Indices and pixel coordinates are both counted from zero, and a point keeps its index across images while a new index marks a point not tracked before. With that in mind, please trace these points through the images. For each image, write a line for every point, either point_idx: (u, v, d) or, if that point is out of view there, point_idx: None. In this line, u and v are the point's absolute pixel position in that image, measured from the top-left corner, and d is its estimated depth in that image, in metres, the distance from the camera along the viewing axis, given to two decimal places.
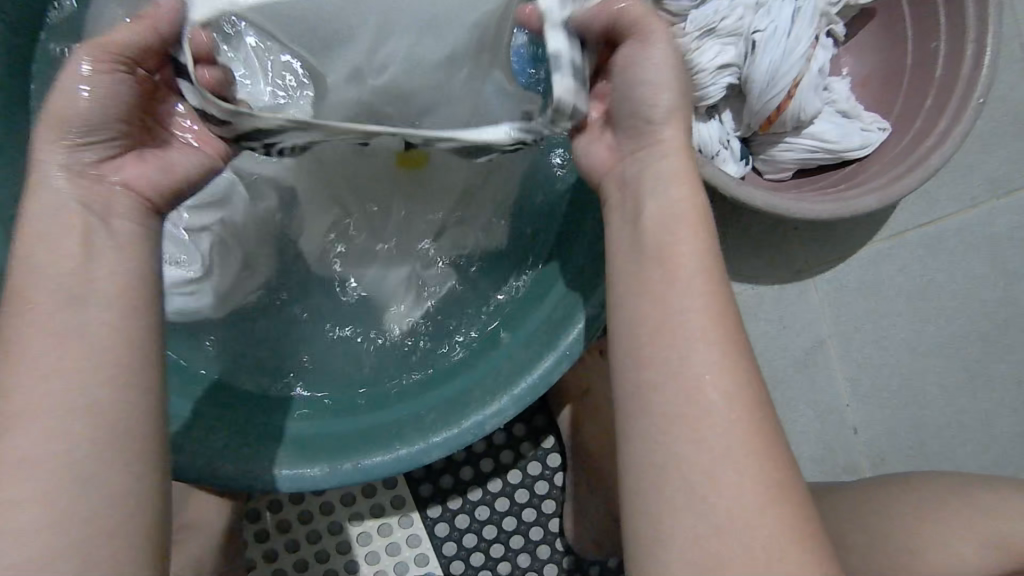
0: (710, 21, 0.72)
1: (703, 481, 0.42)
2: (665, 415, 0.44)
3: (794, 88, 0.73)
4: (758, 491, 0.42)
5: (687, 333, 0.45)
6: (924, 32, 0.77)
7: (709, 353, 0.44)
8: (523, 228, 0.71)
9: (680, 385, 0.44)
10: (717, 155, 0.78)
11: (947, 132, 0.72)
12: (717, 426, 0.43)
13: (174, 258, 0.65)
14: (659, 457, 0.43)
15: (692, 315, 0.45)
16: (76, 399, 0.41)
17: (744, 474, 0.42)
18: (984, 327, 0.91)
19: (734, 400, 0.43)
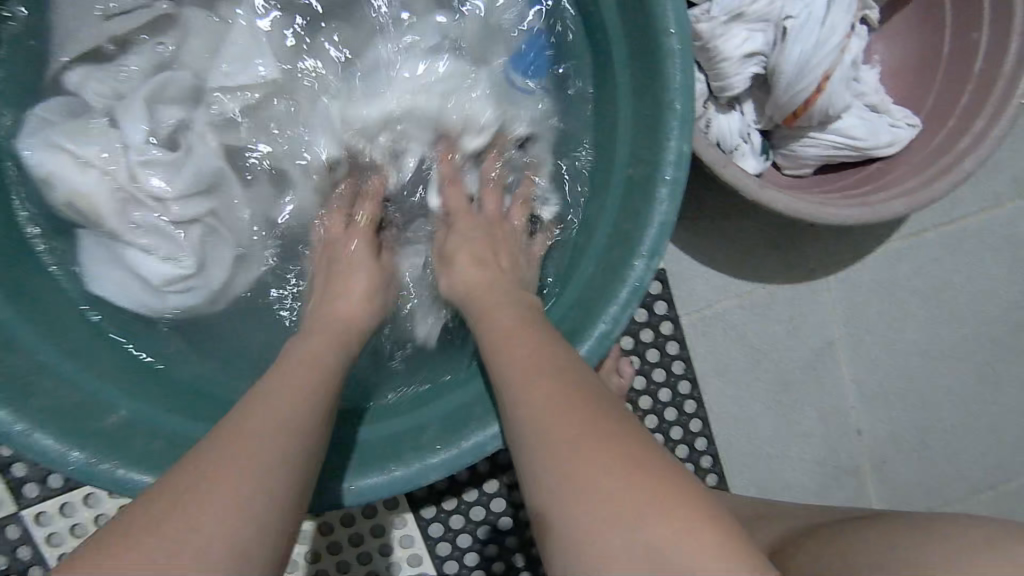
0: (738, 4, 0.66)
1: (623, 532, 0.35)
2: (555, 482, 0.38)
3: (824, 80, 0.68)
4: (681, 519, 0.35)
5: (532, 397, 0.43)
6: (965, 20, 0.71)
7: (527, 375, 0.44)
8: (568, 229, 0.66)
9: (547, 445, 0.40)
10: (736, 150, 0.73)
11: (983, 134, 0.67)
12: (555, 424, 0.40)
13: (162, 254, 0.62)
14: (571, 527, 0.36)
15: (531, 376, 0.45)
16: (297, 447, 0.41)
17: (600, 454, 0.38)
18: (997, 330, 0.88)
19: (597, 425, 0.40)
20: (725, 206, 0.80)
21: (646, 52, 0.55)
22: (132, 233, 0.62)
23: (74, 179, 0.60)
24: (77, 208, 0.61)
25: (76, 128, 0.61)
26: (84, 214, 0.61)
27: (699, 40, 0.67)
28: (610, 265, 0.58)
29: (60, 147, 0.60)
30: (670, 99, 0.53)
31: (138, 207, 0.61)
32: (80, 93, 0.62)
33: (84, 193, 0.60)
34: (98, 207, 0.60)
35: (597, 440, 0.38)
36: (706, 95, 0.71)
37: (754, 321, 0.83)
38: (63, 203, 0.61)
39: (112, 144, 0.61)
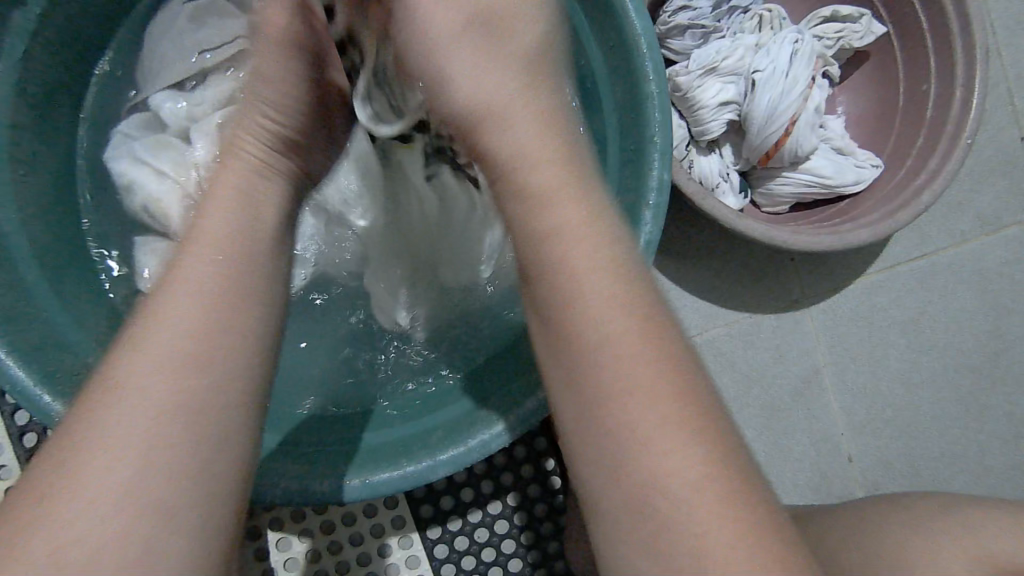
0: (712, 61, 0.76)
1: (664, 512, 0.34)
2: (611, 440, 0.35)
3: (791, 125, 0.77)
4: (730, 527, 0.33)
5: (592, 316, 0.37)
6: (915, 74, 0.81)
7: (615, 346, 0.36)
8: None
9: (608, 391, 0.36)
10: (718, 187, 0.81)
11: (937, 170, 0.75)
12: (647, 435, 0.35)
13: None
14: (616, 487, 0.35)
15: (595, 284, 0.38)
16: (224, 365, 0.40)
17: (692, 474, 0.34)
18: (976, 359, 0.93)
19: (665, 397, 0.35)
20: (710, 242, 0.88)
21: (630, 97, 0.64)
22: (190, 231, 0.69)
23: (151, 186, 0.70)
24: (150, 211, 0.71)
25: (155, 142, 0.72)
26: (155, 214, 0.70)
27: (679, 91, 0.77)
28: None
29: (142, 160, 0.71)
30: (651, 134, 0.61)
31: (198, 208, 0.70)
32: (161, 114, 0.73)
33: (156, 196, 0.70)
34: (166, 208, 0.70)
35: (689, 460, 0.34)
36: (688, 139, 0.80)
37: (743, 348, 0.89)
38: (140, 205, 0.71)
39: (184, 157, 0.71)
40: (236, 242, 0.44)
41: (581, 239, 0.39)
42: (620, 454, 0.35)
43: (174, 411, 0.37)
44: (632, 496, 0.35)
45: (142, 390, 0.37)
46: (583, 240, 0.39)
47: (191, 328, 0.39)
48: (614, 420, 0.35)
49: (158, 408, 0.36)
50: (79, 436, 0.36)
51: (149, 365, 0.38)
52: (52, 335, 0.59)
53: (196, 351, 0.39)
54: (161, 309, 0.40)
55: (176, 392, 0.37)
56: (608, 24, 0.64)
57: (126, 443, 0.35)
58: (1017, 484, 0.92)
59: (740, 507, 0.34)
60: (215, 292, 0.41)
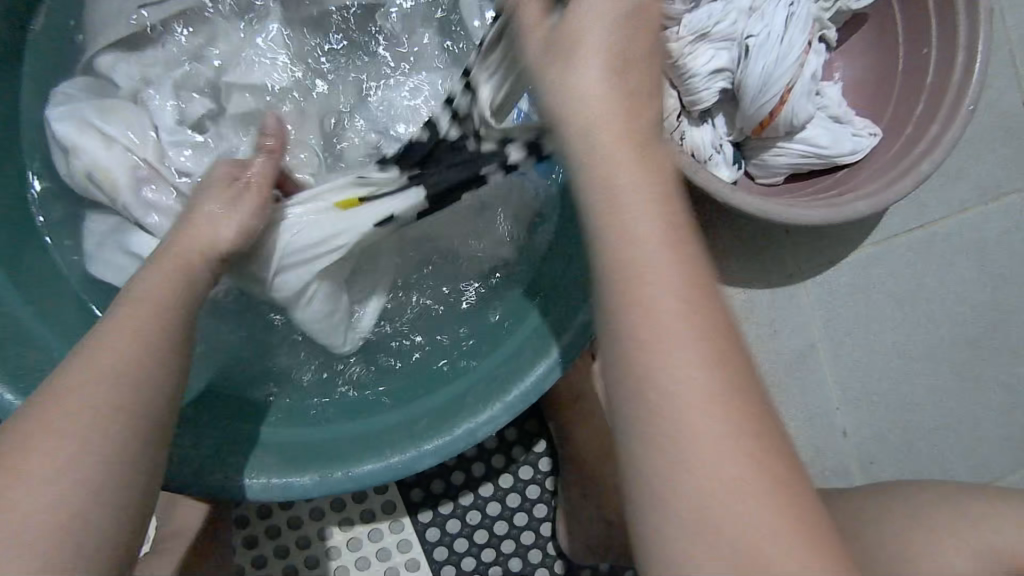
0: (703, 25, 0.72)
1: (702, 474, 0.38)
2: (665, 412, 0.39)
3: (786, 93, 0.73)
4: (761, 488, 0.38)
5: (650, 297, 0.40)
6: (914, 37, 0.78)
7: (681, 346, 0.39)
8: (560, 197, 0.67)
9: (652, 363, 0.39)
10: (710, 160, 0.78)
11: (937, 138, 0.73)
12: (708, 432, 0.38)
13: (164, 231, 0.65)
14: (661, 450, 0.39)
15: (652, 263, 0.41)
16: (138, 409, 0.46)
17: (742, 474, 0.38)
18: (973, 331, 0.92)
19: (709, 370, 0.39)
20: (702, 215, 0.85)
21: None
22: (141, 207, 0.65)
23: (97, 151, 0.64)
24: (93, 177, 0.64)
25: (102, 106, 0.66)
26: (98, 183, 0.64)
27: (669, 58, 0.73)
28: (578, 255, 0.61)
29: (86, 121, 0.65)
30: None
31: (149, 182, 0.66)
32: (111, 76, 0.70)
33: (102, 162, 0.64)
34: (115, 177, 0.64)
35: (742, 461, 0.38)
36: (679, 109, 0.76)
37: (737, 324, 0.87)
38: (80, 169, 0.65)
39: (143, 129, 0.67)
40: (162, 297, 0.50)
41: (658, 236, 0.41)
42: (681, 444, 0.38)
43: (90, 438, 0.43)
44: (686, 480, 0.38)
45: (68, 422, 0.44)
46: (650, 230, 0.41)
47: (115, 376, 0.46)
48: (675, 413, 0.38)
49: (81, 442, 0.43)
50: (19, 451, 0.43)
51: (76, 403, 0.44)
52: None
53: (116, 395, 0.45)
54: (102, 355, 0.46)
55: (95, 427, 0.44)
56: None
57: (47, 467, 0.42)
58: (1012, 455, 0.91)
59: (783, 505, 0.38)
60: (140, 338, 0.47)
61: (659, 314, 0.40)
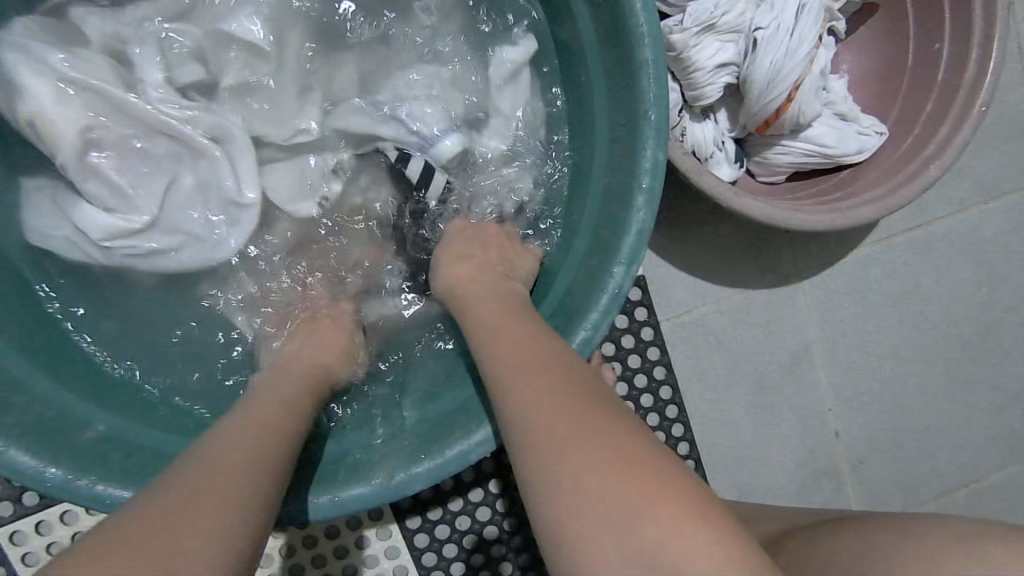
0: (711, 16, 0.67)
1: (585, 495, 0.36)
2: (536, 452, 0.40)
3: (795, 89, 0.70)
4: (641, 488, 0.36)
5: (504, 372, 0.46)
6: (926, 32, 0.74)
7: (523, 379, 0.44)
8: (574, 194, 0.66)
9: (519, 420, 0.42)
10: (712, 157, 0.75)
11: (947, 141, 0.70)
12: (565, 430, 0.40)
13: (115, 206, 0.60)
14: (545, 483, 0.38)
15: (502, 347, 0.48)
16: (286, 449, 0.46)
17: (601, 467, 0.37)
18: (967, 332, 0.91)
19: (559, 400, 0.41)
20: (702, 214, 0.82)
21: (624, 63, 0.56)
22: (84, 173, 0.59)
23: (46, 106, 0.57)
24: (35, 129, 0.58)
25: (75, 51, 0.59)
26: (40, 137, 0.58)
27: (673, 51, 0.69)
28: (594, 252, 0.59)
29: (44, 65, 0.57)
30: (646, 109, 0.54)
31: (103, 154, 0.60)
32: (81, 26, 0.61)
33: (50, 117, 0.57)
34: (61, 135, 0.58)
35: (590, 446, 0.38)
36: (681, 105, 0.73)
37: (734, 325, 0.85)
38: (22, 117, 0.58)
39: (112, 85, 0.59)
40: (304, 381, 0.54)
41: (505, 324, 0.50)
42: (538, 450, 0.40)
43: (250, 461, 0.42)
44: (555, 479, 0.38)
45: (251, 459, 0.42)
46: (500, 322, 0.51)
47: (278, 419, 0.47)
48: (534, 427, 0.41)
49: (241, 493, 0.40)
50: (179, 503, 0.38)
51: (244, 442, 0.44)
52: None
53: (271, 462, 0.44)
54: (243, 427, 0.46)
55: (252, 439, 0.44)
56: None
57: (202, 513, 0.37)
58: (997, 454, 0.92)
59: (643, 481, 0.36)
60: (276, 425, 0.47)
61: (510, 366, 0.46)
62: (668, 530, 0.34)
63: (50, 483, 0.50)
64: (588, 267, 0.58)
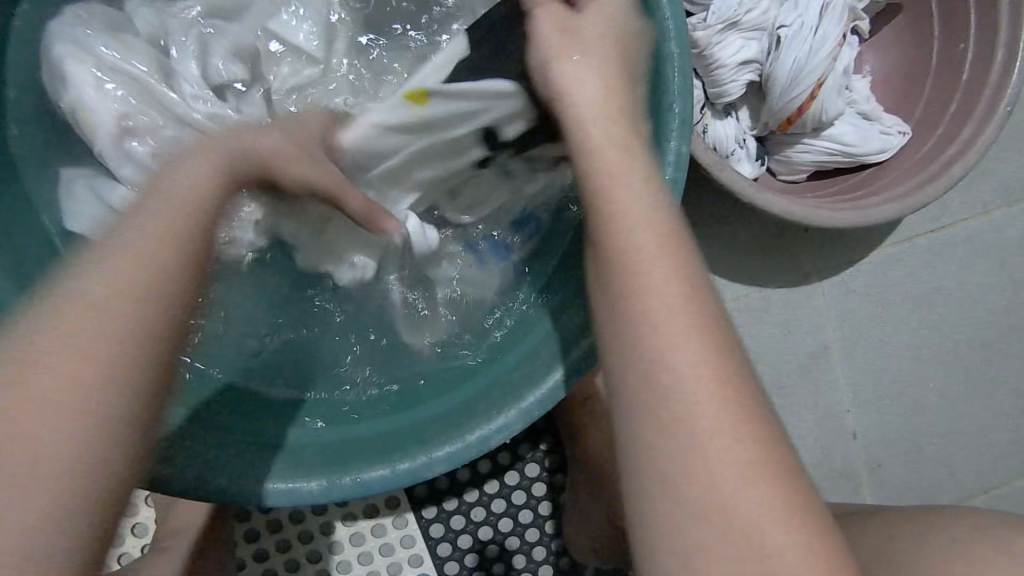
0: (734, 13, 0.68)
1: (713, 493, 0.37)
2: (676, 431, 0.38)
3: (817, 88, 0.70)
4: (768, 500, 0.37)
5: (649, 312, 0.39)
6: (951, 33, 0.74)
7: (675, 332, 0.38)
8: None
9: (661, 383, 0.38)
10: (732, 155, 0.75)
11: (971, 141, 0.70)
12: (714, 430, 0.37)
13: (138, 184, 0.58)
14: (670, 461, 0.38)
15: (651, 271, 0.40)
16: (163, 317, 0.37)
17: (736, 473, 0.37)
18: (989, 336, 0.90)
19: (712, 381, 0.38)
20: (722, 212, 0.82)
21: None
22: (116, 158, 0.59)
23: (83, 91, 0.58)
24: (78, 118, 0.59)
25: (118, 41, 0.61)
26: (80, 124, 0.59)
27: (696, 47, 0.70)
28: None
29: (88, 49, 0.59)
30: (669, 101, 0.55)
31: (133, 136, 0.58)
32: (129, 16, 0.64)
33: (87, 102, 0.58)
34: (95, 120, 0.58)
35: (735, 449, 0.37)
36: (703, 102, 0.73)
37: (751, 324, 0.85)
38: (66, 106, 0.59)
39: (142, 69, 0.59)
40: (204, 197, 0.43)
41: (660, 245, 0.41)
42: (680, 439, 0.37)
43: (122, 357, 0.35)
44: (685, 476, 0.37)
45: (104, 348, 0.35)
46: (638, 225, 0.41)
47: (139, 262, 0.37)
48: (677, 409, 0.38)
49: (81, 382, 0.34)
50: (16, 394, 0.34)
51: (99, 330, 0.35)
52: None
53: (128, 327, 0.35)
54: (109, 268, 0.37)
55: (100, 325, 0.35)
56: None
57: (40, 406, 0.33)
58: (1018, 459, 0.91)
59: (778, 493, 0.38)
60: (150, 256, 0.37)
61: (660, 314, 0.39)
62: (790, 548, 0.37)
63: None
64: None
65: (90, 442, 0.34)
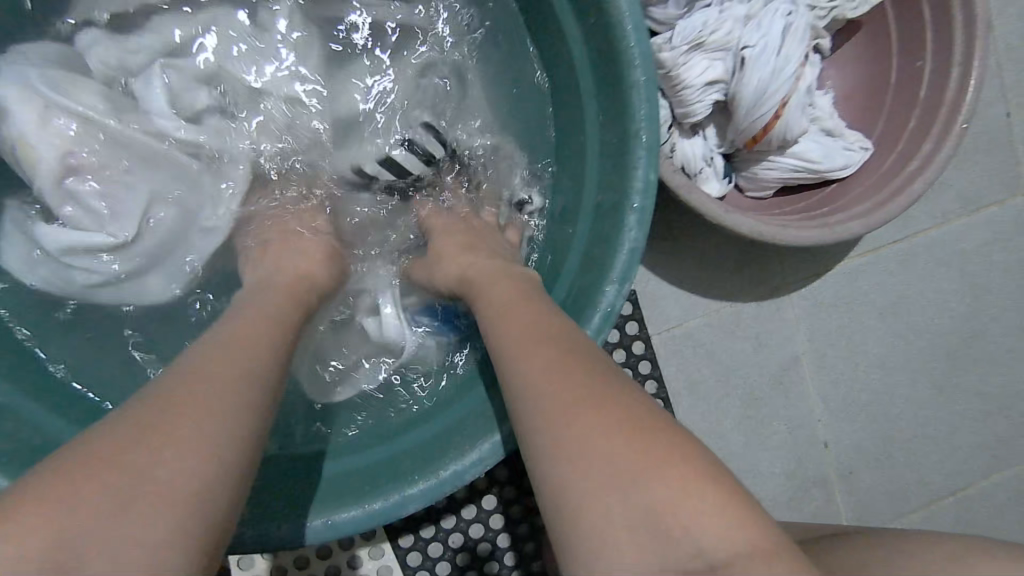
0: (699, 35, 0.69)
1: (607, 471, 0.36)
2: (556, 431, 0.39)
3: (781, 107, 0.71)
4: (665, 464, 0.35)
5: (521, 355, 0.45)
6: (908, 51, 0.76)
7: (546, 359, 0.44)
8: (565, 214, 0.66)
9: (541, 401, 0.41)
10: (701, 173, 0.76)
11: (930, 157, 0.71)
12: (575, 404, 0.39)
13: (82, 227, 0.60)
14: (561, 461, 0.37)
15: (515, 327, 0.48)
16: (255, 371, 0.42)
17: (624, 442, 0.36)
18: (951, 343, 0.92)
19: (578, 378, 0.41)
20: (692, 228, 0.83)
21: (613, 82, 0.57)
22: (60, 198, 0.59)
23: (28, 129, 0.57)
24: (17, 153, 0.58)
25: (61, 78, 0.60)
26: (20, 160, 0.58)
27: (662, 68, 0.70)
28: (588, 269, 0.59)
29: (29, 83, 0.58)
30: (637, 129, 0.55)
31: (79, 175, 0.59)
32: (87, 57, 0.62)
33: (27, 137, 0.57)
34: (39, 157, 0.58)
35: (616, 423, 0.38)
36: (670, 121, 0.74)
37: (722, 338, 0.86)
38: (5, 141, 0.58)
39: (98, 108, 0.60)
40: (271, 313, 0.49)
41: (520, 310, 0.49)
42: (564, 437, 0.38)
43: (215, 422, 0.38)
44: (552, 457, 0.38)
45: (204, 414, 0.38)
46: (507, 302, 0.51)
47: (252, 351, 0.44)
48: (538, 404, 0.41)
49: (207, 426, 0.37)
50: (139, 431, 0.36)
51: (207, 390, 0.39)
52: None
53: (220, 387, 0.40)
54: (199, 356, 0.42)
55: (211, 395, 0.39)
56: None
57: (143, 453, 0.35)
58: (982, 462, 0.93)
59: (671, 453, 0.36)
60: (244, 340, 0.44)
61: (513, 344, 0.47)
62: (692, 507, 0.34)
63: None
64: (578, 285, 0.59)
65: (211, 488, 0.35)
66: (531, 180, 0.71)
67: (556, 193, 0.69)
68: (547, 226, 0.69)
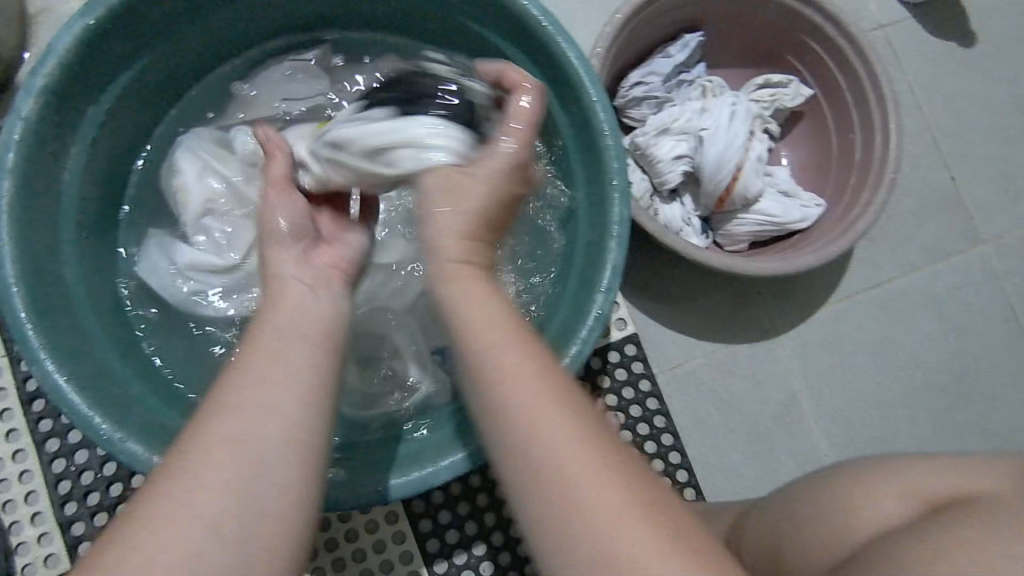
0: (664, 123, 0.89)
1: (606, 540, 0.39)
2: (556, 483, 0.41)
3: (737, 172, 0.89)
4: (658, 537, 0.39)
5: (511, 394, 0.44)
6: (842, 127, 0.94)
7: (542, 400, 0.44)
8: (567, 256, 0.81)
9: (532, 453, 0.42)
10: (681, 231, 0.92)
11: (869, 204, 0.86)
12: (591, 499, 0.40)
13: (205, 249, 0.77)
14: (562, 518, 0.40)
15: (499, 355, 0.46)
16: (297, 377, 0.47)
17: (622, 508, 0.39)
18: (943, 380, 0.99)
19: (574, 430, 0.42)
20: (683, 280, 0.97)
21: (590, 149, 0.75)
22: (196, 229, 0.77)
23: (189, 181, 0.77)
24: (177, 197, 0.78)
25: (221, 153, 0.79)
26: (178, 202, 0.78)
27: (639, 149, 0.90)
28: (584, 289, 0.73)
29: (198, 151, 0.79)
30: (611, 179, 0.72)
31: (212, 215, 0.77)
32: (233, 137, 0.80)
33: (186, 187, 0.77)
34: (188, 200, 0.77)
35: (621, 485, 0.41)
36: (650, 190, 0.92)
37: (722, 377, 0.96)
38: (172, 187, 0.78)
39: (238, 175, 0.78)
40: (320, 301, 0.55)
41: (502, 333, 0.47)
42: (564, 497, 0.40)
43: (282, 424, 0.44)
44: (563, 550, 0.39)
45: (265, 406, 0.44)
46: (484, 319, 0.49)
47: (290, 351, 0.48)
48: (535, 458, 0.42)
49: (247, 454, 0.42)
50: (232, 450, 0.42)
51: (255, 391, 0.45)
52: (103, 370, 0.67)
53: (263, 410, 0.44)
54: (234, 389, 0.45)
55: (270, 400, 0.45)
56: (568, 91, 0.76)
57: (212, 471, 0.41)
58: None
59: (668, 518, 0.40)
60: (274, 361, 0.47)
61: (517, 414, 0.44)
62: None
63: (103, 436, 0.61)
64: (576, 303, 0.74)
65: (235, 534, 0.40)
66: (539, 232, 0.86)
67: (558, 238, 0.84)
68: (558, 266, 0.83)
